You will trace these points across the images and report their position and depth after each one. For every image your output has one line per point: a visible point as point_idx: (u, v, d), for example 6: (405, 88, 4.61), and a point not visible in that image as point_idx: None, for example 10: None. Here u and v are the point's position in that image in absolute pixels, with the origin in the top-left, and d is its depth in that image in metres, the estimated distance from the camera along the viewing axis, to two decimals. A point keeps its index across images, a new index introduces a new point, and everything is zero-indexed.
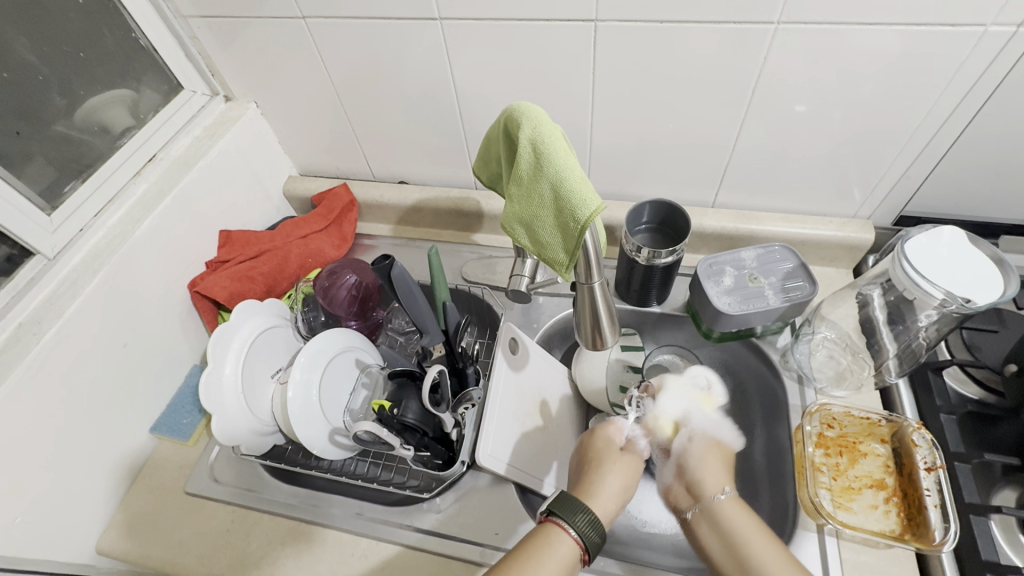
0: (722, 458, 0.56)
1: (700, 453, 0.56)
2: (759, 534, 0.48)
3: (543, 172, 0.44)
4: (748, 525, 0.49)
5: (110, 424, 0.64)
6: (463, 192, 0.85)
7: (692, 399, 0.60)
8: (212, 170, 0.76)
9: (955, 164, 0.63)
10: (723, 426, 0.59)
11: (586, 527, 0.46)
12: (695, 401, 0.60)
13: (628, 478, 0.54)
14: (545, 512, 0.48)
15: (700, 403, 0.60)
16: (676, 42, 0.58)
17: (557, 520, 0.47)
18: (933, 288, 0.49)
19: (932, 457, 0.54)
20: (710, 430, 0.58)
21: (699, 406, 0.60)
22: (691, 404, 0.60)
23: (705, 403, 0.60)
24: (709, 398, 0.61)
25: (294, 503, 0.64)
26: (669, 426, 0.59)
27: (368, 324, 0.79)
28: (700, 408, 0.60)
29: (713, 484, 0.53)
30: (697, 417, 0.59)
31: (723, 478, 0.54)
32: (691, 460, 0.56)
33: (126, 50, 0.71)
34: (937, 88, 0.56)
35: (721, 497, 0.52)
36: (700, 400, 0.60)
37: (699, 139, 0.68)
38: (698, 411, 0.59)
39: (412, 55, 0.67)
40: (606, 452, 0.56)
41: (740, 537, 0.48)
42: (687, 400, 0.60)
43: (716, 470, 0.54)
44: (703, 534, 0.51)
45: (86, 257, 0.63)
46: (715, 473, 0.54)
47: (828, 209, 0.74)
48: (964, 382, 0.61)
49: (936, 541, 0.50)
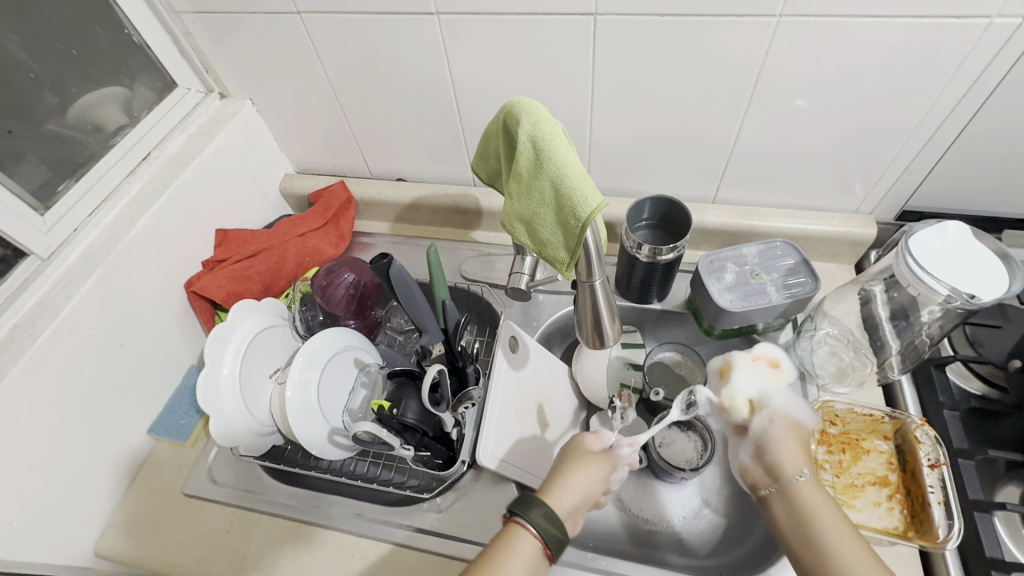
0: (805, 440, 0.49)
1: (782, 435, 0.48)
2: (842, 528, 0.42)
3: (543, 169, 0.43)
4: (833, 520, 0.44)
5: (107, 426, 0.64)
6: (462, 189, 0.85)
7: (767, 377, 0.51)
8: (207, 168, 0.75)
9: (958, 158, 0.63)
10: (801, 405, 0.51)
11: (544, 520, 0.44)
12: (768, 378, 0.51)
13: (594, 474, 0.50)
14: (507, 513, 0.46)
15: (774, 380, 0.51)
16: (676, 36, 0.57)
17: (515, 519, 0.45)
18: (938, 283, 0.49)
19: (936, 454, 0.54)
20: (793, 410, 0.49)
21: (775, 382, 0.51)
22: (767, 382, 0.51)
23: (778, 378, 0.52)
24: (782, 375, 0.52)
25: (293, 504, 0.64)
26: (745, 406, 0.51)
27: (367, 323, 0.79)
28: (776, 386, 0.51)
29: (792, 465, 0.46)
30: (776, 396, 0.50)
31: (804, 461, 0.47)
32: (768, 442, 0.48)
33: (119, 47, 0.70)
34: (940, 82, 0.55)
35: (799, 482, 0.45)
36: (773, 376, 0.52)
37: (699, 134, 0.68)
38: (775, 388, 0.51)
39: (408, 50, 0.66)
40: (575, 452, 0.53)
41: (822, 528, 0.43)
42: (762, 378, 0.51)
43: (796, 452, 0.47)
44: (782, 520, 0.45)
45: (80, 258, 0.62)
46: (796, 457, 0.47)
47: (830, 204, 0.74)
48: (967, 377, 0.61)
49: (940, 538, 0.50)
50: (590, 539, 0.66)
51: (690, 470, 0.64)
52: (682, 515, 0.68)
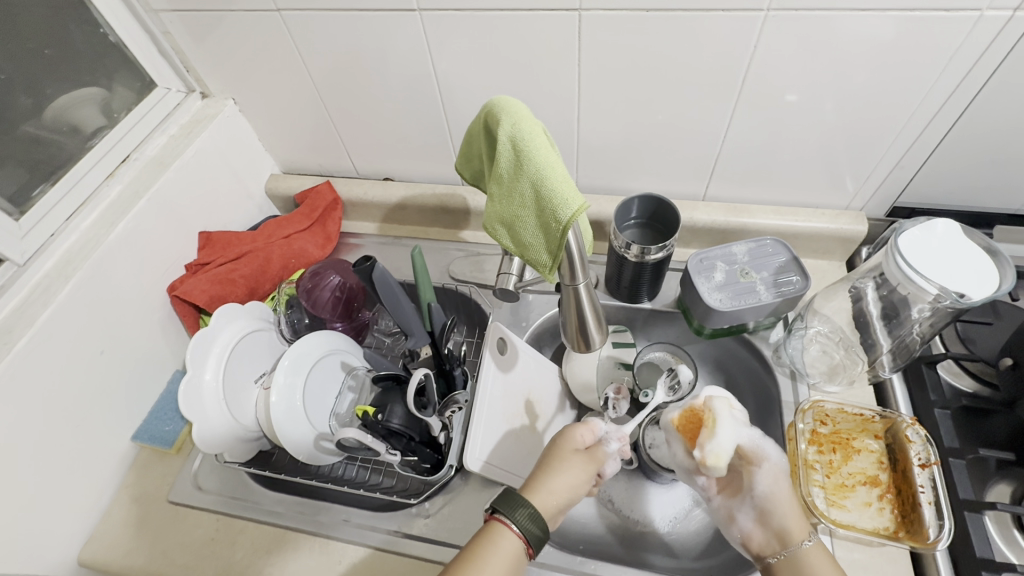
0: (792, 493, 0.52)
1: (780, 493, 0.51)
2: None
3: (523, 170, 0.42)
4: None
5: (89, 434, 0.63)
6: (449, 188, 0.84)
7: (743, 426, 0.53)
8: (189, 170, 0.73)
9: (949, 153, 0.62)
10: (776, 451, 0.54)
11: (528, 521, 0.44)
12: (744, 428, 0.53)
13: (580, 477, 0.50)
14: (490, 510, 0.46)
15: (748, 429, 0.54)
16: (664, 31, 0.56)
17: (499, 516, 0.45)
18: (927, 282, 0.48)
19: (927, 453, 0.53)
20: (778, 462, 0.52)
21: (748, 426, 0.54)
22: (747, 433, 0.52)
23: (750, 425, 0.54)
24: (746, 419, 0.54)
25: (280, 511, 0.63)
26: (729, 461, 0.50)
27: (354, 325, 0.78)
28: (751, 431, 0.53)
29: (800, 530, 0.49)
30: (760, 447, 0.52)
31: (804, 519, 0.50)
32: (770, 506, 0.51)
33: (95, 47, 0.68)
34: (931, 76, 0.55)
35: (809, 544, 0.48)
36: (746, 422, 0.54)
37: (688, 131, 0.67)
38: (756, 439, 0.53)
39: (392, 48, 0.65)
40: (563, 450, 0.52)
41: None
42: (742, 429, 0.53)
43: (797, 514, 0.50)
44: None
45: (58, 264, 0.61)
46: (797, 519, 0.50)
47: (820, 201, 0.73)
48: (958, 375, 0.60)
49: (930, 539, 0.49)
50: (581, 541, 0.66)
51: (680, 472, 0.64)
52: (673, 515, 0.67)
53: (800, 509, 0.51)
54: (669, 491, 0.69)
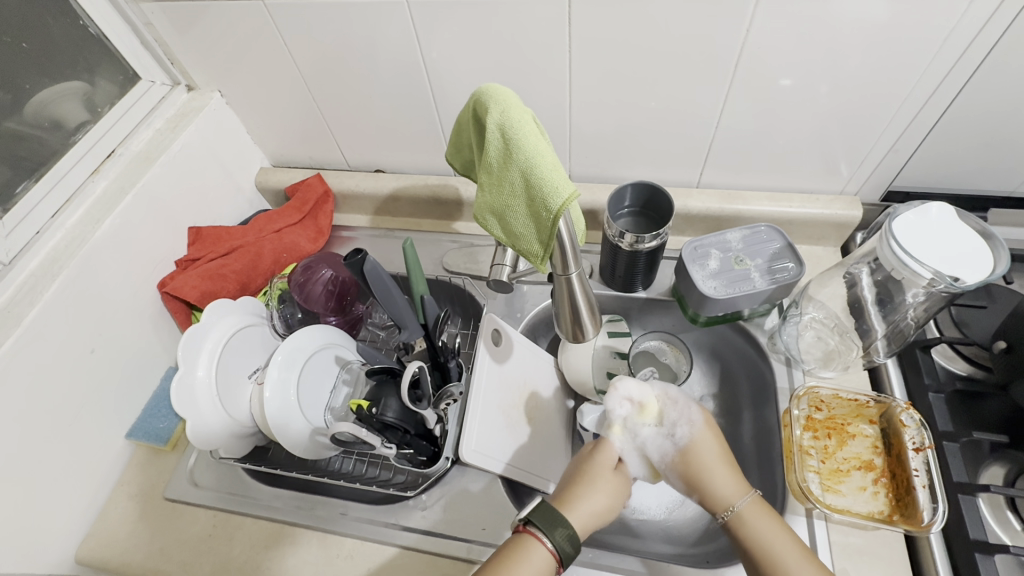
0: (707, 466, 0.52)
1: (685, 480, 0.53)
2: (780, 534, 0.47)
3: (513, 159, 0.41)
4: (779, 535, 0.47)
5: (82, 432, 0.62)
6: (442, 179, 0.83)
7: (633, 427, 0.54)
8: (177, 165, 0.72)
9: (944, 136, 0.62)
10: (672, 428, 0.54)
11: (565, 543, 0.45)
12: (637, 423, 0.55)
13: (615, 498, 0.51)
14: (525, 522, 0.46)
15: (642, 420, 0.54)
16: (654, 15, 0.55)
17: (536, 532, 0.45)
18: (922, 267, 0.48)
19: (921, 437, 0.53)
20: (666, 449, 0.54)
21: (641, 419, 0.55)
22: (638, 434, 0.54)
23: (644, 417, 0.54)
24: (645, 409, 0.55)
25: (277, 506, 0.63)
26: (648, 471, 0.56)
27: (348, 319, 0.77)
28: (641, 424, 0.54)
29: (720, 504, 0.50)
30: (649, 442, 0.54)
31: (734, 486, 0.51)
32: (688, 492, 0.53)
33: (75, 40, 0.67)
34: (926, 58, 0.54)
35: (735, 511, 0.49)
36: (637, 417, 0.55)
37: (682, 116, 0.66)
38: (645, 433, 0.54)
39: (378, 37, 0.64)
40: (600, 467, 0.53)
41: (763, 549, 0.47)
42: (632, 431, 0.55)
43: (722, 486, 0.51)
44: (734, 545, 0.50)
45: (45, 262, 0.60)
46: (722, 490, 0.51)
47: (815, 186, 0.73)
48: (953, 358, 0.60)
49: (925, 522, 0.49)
50: None
51: None
52: (669, 503, 0.68)
53: (724, 476, 0.52)
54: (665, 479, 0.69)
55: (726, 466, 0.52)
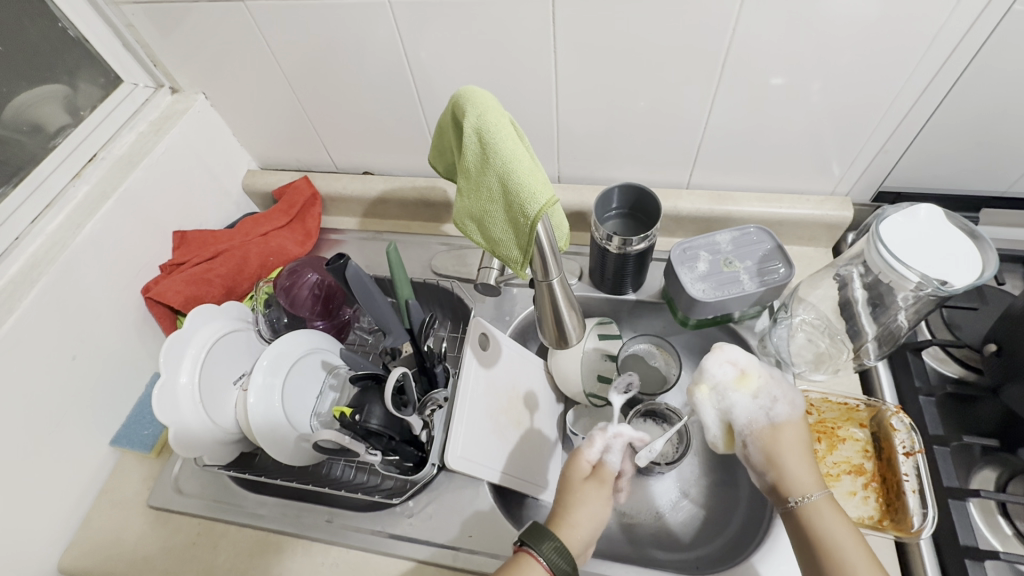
0: (795, 450, 0.50)
1: (763, 456, 0.50)
2: (852, 533, 0.44)
3: (490, 164, 0.41)
4: (844, 534, 0.44)
5: (64, 440, 0.62)
6: (430, 180, 0.82)
7: (727, 391, 0.52)
8: (160, 168, 0.72)
9: (934, 136, 0.61)
10: (769, 404, 0.52)
11: (556, 555, 0.44)
12: (731, 391, 0.52)
13: (595, 505, 0.50)
14: (518, 542, 0.45)
15: (736, 389, 0.52)
16: (639, 14, 0.55)
17: (527, 549, 0.44)
18: (909, 271, 0.47)
19: (910, 441, 0.53)
20: (758, 419, 0.51)
21: (736, 388, 0.52)
22: (729, 399, 0.52)
23: (742, 385, 0.52)
24: (745, 378, 0.52)
25: (262, 513, 0.62)
26: (724, 435, 0.54)
27: (334, 323, 0.77)
28: (736, 393, 0.52)
29: (795, 486, 0.47)
30: (738, 411, 0.52)
31: (813, 475, 0.48)
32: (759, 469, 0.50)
33: (55, 42, 0.66)
34: (914, 56, 0.53)
35: (809, 500, 0.46)
36: (734, 383, 0.52)
37: (670, 116, 0.65)
38: (735, 402, 0.52)
39: (363, 38, 0.63)
40: (574, 481, 0.53)
41: (827, 543, 0.44)
42: (723, 395, 0.53)
43: (803, 470, 0.48)
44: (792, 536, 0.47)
45: (25, 268, 0.60)
46: (800, 476, 0.48)
47: (806, 187, 0.72)
48: (944, 361, 0.60)
49: (914, 528, 0.49)
50: None
51: (666, 465, 0.64)
52: (659, 508, 0.67)
53: (807, 464, 0.49)
54: (657, 482, 0.68)
55: (808, 459, 0.49)
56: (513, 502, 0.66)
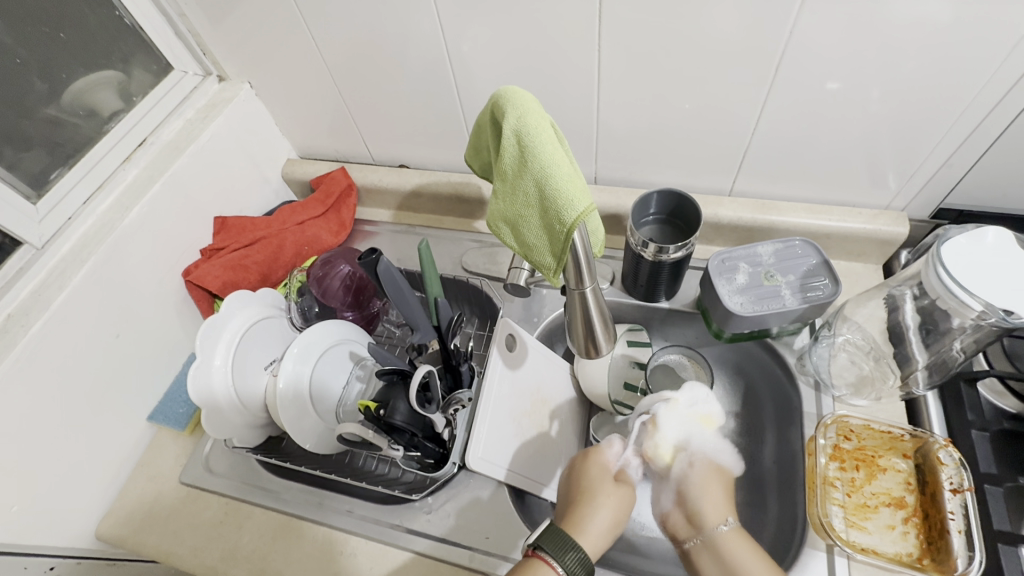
0: (725, 485, 0.52)
1: (700, 480, 0.52)
2: (757, 559, 0.46)
3: (528, 167, 0.39)
4: (754, 562, 0.45)
5: (105, 414, 0.64)
6: (465, 176, 0.81)
7: (692, 421, 0.54)
8: (205, 154, 0.73)
9: (1005, 153, 0.56)
10: (725, 448, 0.54)
11: (576, 567, 0.43)
12: (693, 423, 0.54)
13: (622, 511, 0.49)
14: (532, 545, 0.44)
15: (699, 424, 0.54)
16: (689, 15, 0.53)
17: (546, 557, 0.43)
18: (972, 298, 0.43)
19: (959, 478, 0.49)
20: (710, 454, 0.53)
21: (699, 430, 0.54)
22: (690, 426, 0.54)
23: (706, 425, 0.54)
24: (712, 418, 0.55)
25: (286, 498, 0.64)
26: (668, 454, 0.54)
27: (364, 315, 0.77)
28: (700, 432, 0.54)
29: (715, 513, 0.49)
30: (696, 443, 0.53)
31: (725, 506, 0.50)
32: (689, 489, 0.52)
33: (112, 30, 0.68)
34: (990, 64, 0.49)
35: (722, 531, 0.48)
36: (700, 422, 0.54)
37: (717, 119, 0.62)
38: (696, 435, 0.54)
39: (406, 31, 0.63)
40: (600, 480, 0.51)
41: (741, 572, 0.45)
42: (686, 422, 0.54)
43: (716, 500, 0.50)
44: (708, 571, 0.47)
45: (76, 246, 0.62)
46: (718, 504, 0.50)
47: (858, 200, 0.68)
48: (1002, 394, 0.55)
49: (958, 571, 0.46)
50: None
51: None
52: None
53: (722, 497, 0.51)
54: None
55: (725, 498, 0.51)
56: (533, 507, 0.65)
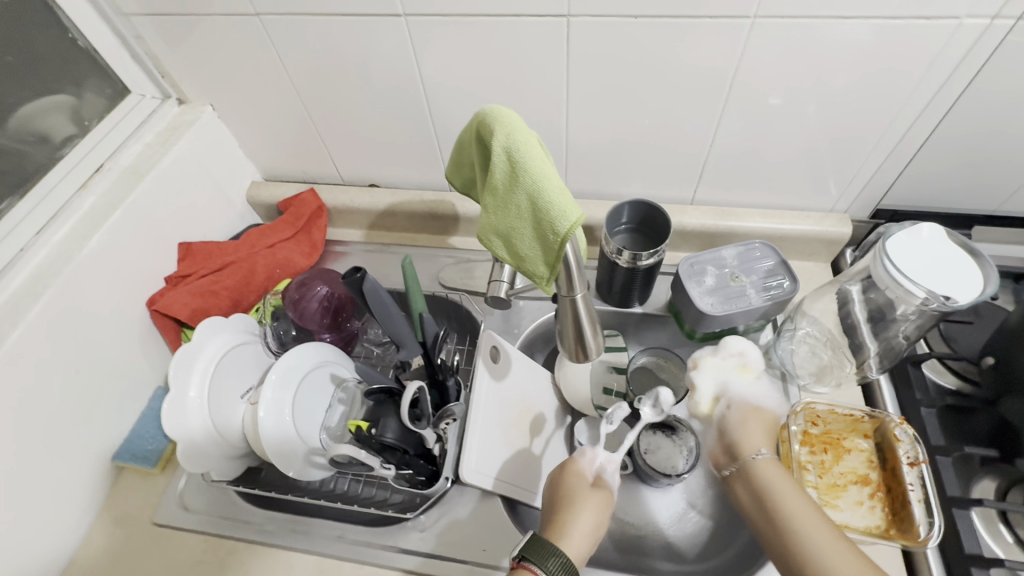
0: (765, 425, 0.55)
1: (738, 419, 0.55)
2: (788, 485, 0.48)
3: (520, 181, 0.41)
4: (787, 489, 0.47)
5: (66, 457, 0.60)
6: (437, 194, 0.82)
7: (728, 370, 0.59)
8: (167, 178, 0.71)
9: (929, 156, 0.63)
10: (765, 394, 0.58)
11: (560, 571, 0.44)
12: (731, 372, 0.59)
13: (602, 513, 0.51)
14: (517, 557, 0.45)
15: (737, 373, 0.59)
16: (650, 39, 0.57)
17: (530, 566, 0.44)
18: (915, 287, 0.48)
19: (915, 451, 0.55)
20: (747, 397, 0.57)
21: (736, 378, 0.59)
22: (729, 374, 0.59)
23: (743, 374, 0.59)
24: (748, 367, 0.59)
25: (270, 529, 0.61)
26: (708, 401, 0.59)
27: (342, 335, 0.75)
28: (738, 380, 0.58)
29: (749, 445, 0.53)
30: (733, 389, 0.58)
31: (762, 440, 0.53)
32: (728, 427, 0.55)
33: (62, 52, 0.65)
34: (912, 81, 0.56)
35: (753, 459, 0.51)
36: (734, 371, 0.59)
37: (678, 133, 0.67)
38: (732, 381, 0.58)
39: (377, 53, 0.64)
40: (577, 489, 0.53)
41: (773, 495, 0.47)
42: (723, 372, 0.59)
43: (755, 434, 0.54)
44: (743, 497, 0.50)
45: (29, 279, 0.58)
46: (752, 438, 0.53)
47: (806, 204, 0.74)
48: (941, 373, 0.62)
49: (920, 537, 0.50)
50: None
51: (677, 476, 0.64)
52: (665, 519, 0.68)
53: (761, 431, 0.54)
54: (664, 495, 0.69)
55: (766, 435, 0.54)
56: (525, 516, 0.66)
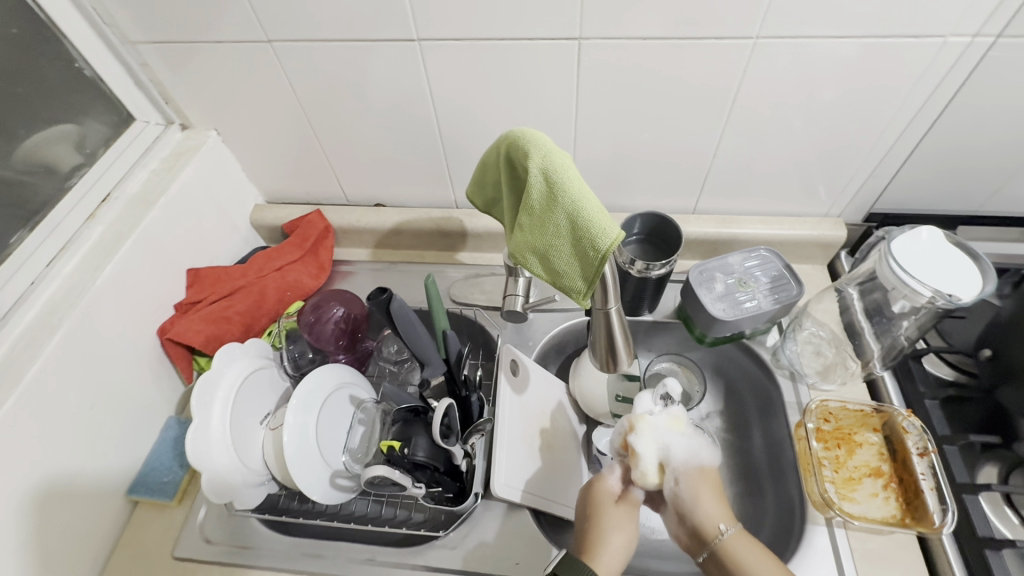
0: (711, 484, 0.54)
1: (691, 490, 0.53)
2: (766, 560, 0.47)
3: (559, 200, 0.42)
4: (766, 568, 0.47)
5: (83, 494, 0.58)
6: (445, 211, 0.83)
7: (665, 431, 0.55)
8: (176, 205, 0.70)
9: (916, 163, 0.67)
10: (699, 446, 0.55)
11: None
12: (666, 431, 0.55)
13: (633, 533, 0.51)
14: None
15: (671, 430, 0.55)
16: (658, 60, 0.59)
17: None
18: (922, 286, 0.51)
19: (923, 442, 0.58)
20: (692, 459, 0.54)
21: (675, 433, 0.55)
22: (665, 435, 0.54)
23: (676, 427, 0.55)
24: (679, 419, 0.56)
25: (296, 556, 0.61)
26: (656, 472, 0.54)
27: (357, 355, 0.76)
28: (674, 437, 0.54)
29: (713, 523, 0.50)
30: (675, 451, 0.54)
31: (720, 509, 0.51)
32: (689, 504, 0.52)
33: (68, 82, 0.65)
34: (901, 95, 0.60)
35: (724, 538, 0.49)
36: (668, 426, 0.55)
37: (682, 147, 0.70)
38: (674, 443, 0.54)
39: (391, 77, 0.65)
40: (606, 505, 0.53)
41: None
42: (661, 434, 0.55)
43: (715, 505, 0.51)
44: None
45: (42, 313, 0.57)
46: (711, 508, 0.51)
47: (802, 211, 0.78)
48: (938, 365, 0.67)
49: (936, 524, 0.53)
50: None
51: None
52: None
53: (716, 498, 0.52)
54: None
55: (721, 500, 0.53)
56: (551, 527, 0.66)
